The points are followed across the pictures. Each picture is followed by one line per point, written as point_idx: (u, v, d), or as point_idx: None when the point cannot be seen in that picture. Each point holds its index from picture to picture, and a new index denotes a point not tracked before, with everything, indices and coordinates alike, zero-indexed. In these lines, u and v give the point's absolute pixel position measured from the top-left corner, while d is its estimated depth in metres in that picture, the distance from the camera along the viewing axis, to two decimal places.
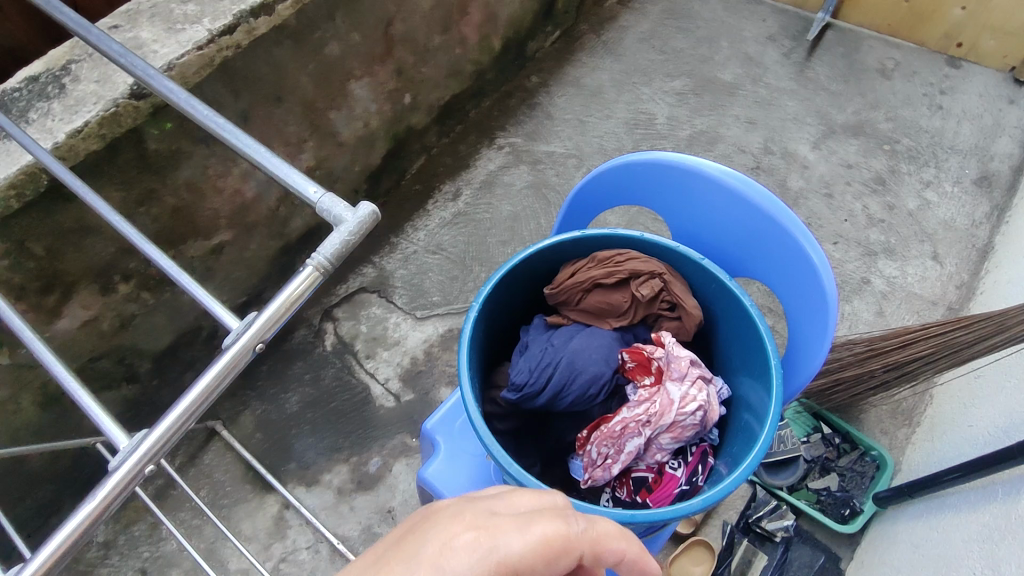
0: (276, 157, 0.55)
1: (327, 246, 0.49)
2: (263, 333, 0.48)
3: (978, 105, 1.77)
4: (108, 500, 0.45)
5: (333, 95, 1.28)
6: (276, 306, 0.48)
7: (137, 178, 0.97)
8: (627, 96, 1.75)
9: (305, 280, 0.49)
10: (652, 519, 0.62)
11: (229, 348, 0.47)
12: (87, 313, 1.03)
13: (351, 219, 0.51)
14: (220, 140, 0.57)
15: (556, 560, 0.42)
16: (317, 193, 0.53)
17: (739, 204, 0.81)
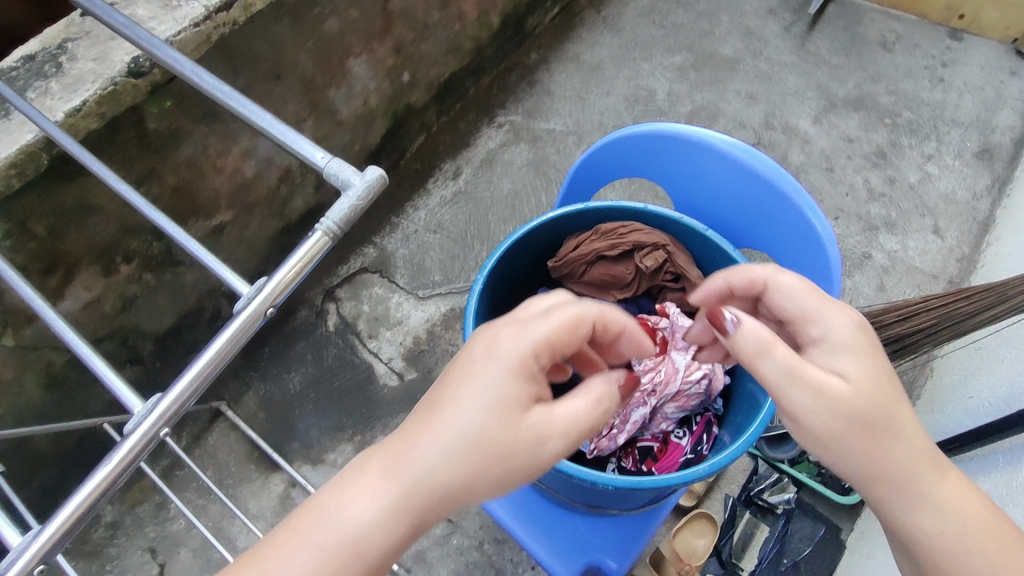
0: (284, 126, 0.55)
1: (335, 212, 0.49)
2: (273, 298, 0.48)
3: (979, 77, 1.75)
4: (124, 464, 0.46)
5: (332, 73, 1.27)
6: (286, 270, 0.48)
7: (137, 158, 0.96)
8: (626, 71, 1.74)
9: (315, 245, 0.49)
10: (660, 484, 0.63)
11: (240, 313, 0.47)
12: (89, 295, 1.03)
13: (360, 183, 0.51)
14: (227, 109, 0.57)
15: (578, 330, 0.56)
16: (324, 158, 0.53)
17: (743, 174, 0.81)
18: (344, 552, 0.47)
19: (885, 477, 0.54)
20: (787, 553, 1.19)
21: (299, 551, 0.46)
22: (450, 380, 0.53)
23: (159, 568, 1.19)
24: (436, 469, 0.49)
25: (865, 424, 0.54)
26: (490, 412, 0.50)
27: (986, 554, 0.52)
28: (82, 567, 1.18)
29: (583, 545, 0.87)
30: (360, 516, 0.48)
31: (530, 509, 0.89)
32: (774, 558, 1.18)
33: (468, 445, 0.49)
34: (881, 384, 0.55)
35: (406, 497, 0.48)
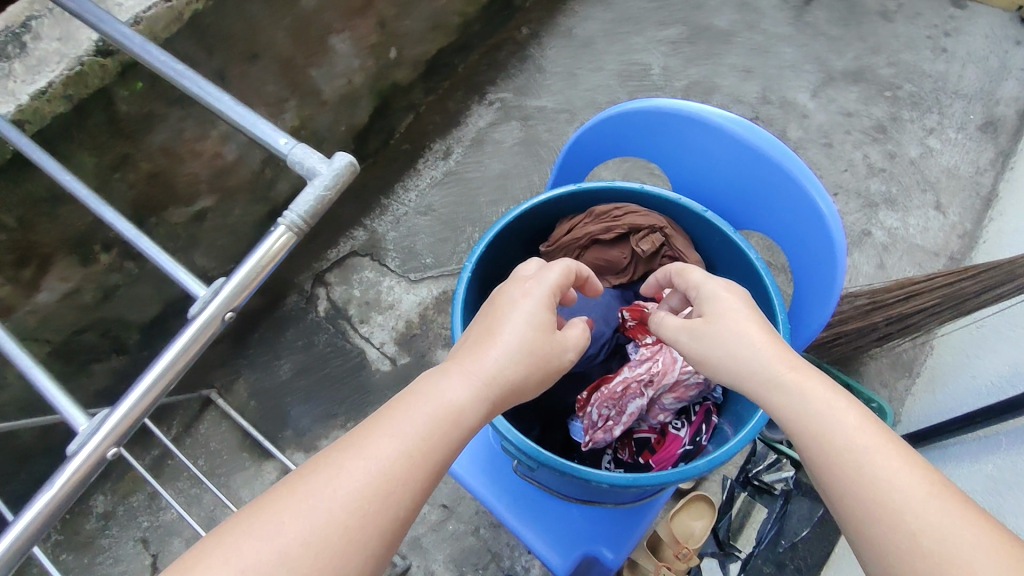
0: (247, 110, 0.52)
1: (299, 203, 0.46)
2: (232, 301, 0.45)
3: (982, 48, 1.70)
4: (73, 483, 0.44)
5: (312, 51, 1.22)
6: (243, 272, 0.46)
7: (108, 143, 0.92)
8: (619, 46, 1.69)
9: (278, 242, 0.46)
10: (657, 481, 0.61)
11: (195, 318, 0.45)
12: (67, 286, 0.99)
13: (327, 172, 0.47)
14: (183, 89, 0.54)
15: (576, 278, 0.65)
16: (287, 145, 0.50)
17: (743, 152, 0.77)
18: (445, 423, 0.51)
19: (735, 375, 0.55)
20: (786, 534, 1.19)
21: (407, 419, 0.50)
22: (498, 308, 0.60)
23: (152, 560, 1.18)
24: (507, 363, 0.55)
25: (718, 343, 0.56)
26: (537, 325, 0.58)
27: (827, 417, 0.49)
28: (74, 560, 1.17)
29: (576, 536, 0.86)
30: (454, 394, 0.52)
31: (523, 500, 0.87)
32: (773, 539, 1.18)
33: (524, 348, 0.57)
34: (730, 306, 0.58)
35: (489, 381, 0.54)
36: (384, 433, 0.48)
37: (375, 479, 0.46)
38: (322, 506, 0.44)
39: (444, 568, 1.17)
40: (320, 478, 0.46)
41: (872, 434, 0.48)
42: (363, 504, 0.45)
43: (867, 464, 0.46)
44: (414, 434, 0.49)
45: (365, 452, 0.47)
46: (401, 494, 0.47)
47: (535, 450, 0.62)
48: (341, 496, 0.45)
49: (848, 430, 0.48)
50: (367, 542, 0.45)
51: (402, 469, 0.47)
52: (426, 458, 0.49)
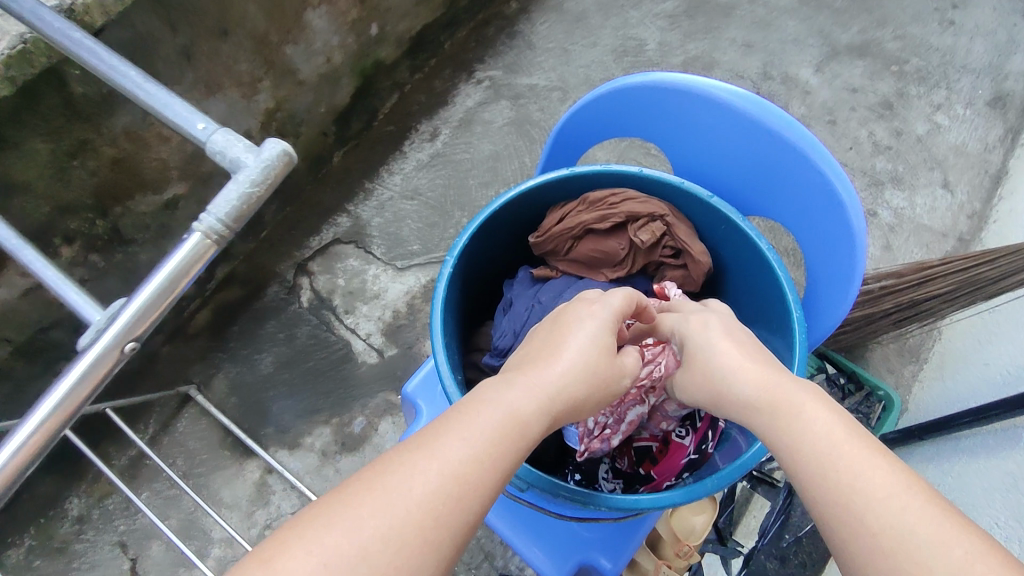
0: (166, 90, 0.48)
1: (220, 205, 0.43)
2: (132, 331, 0.43)
3: (991, 19, 1.63)
4: None
5: (287, 27, 1.15)
6: (142, 299, 0.43)
7: (64, 128, 0.85)
8: (614, 20, 1.61)
9: (195, 250, 0.43)
10: (657, 505, 0.58)
11: (88, 352, 0.42)
12: (27, 282, 0.93)
13: (255, 164, 0.44)
14: (95, 69, 0.50)
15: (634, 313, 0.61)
16: (206, 130, 0.46)
17: (751, 131, 0.71)
18: (518, 430, 0.45)
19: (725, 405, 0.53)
20: (790, 528, 1.14)
21: (476, 420, 0.45)
22: (562, 325, 0.56)
23: (131, 563, 1.14)
24: (571, 378, 0.50)
25: (709, 379, 0.55)
26: (602, 347, 0.54)
27: (803, 425, 0.46)
28: (48, 565, 1.12)
29: (573, 544, 0.81)
30: (523, 404, 0.47)
31: (517, 510, 0.83)
32: (776, 534, 1.13)
33: (589, 366, 0.52)
34: (713, 340, 0.56)
35: (558, 395, 0.49)
36: (450, 435, 0.43)
37: (447, 483, 0.41)
38: (396, 505, 0.39)
39: None
40: (397, 476, 0.41)
41: (853, 439, 0.44)
42: (437, 509, 0.40)
43: (837, 469, 0.43)
44: (485, 437, 0.44)
45: (433, 453, 0.42)
46: (474, 504, 0.41)
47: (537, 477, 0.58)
48: (411, 495, 0.40)
49: (823, 435, 0.45)
50: (442, 553, 0.39)
51: (473, 476, 0.42)
52: (497, 467, 0.43)
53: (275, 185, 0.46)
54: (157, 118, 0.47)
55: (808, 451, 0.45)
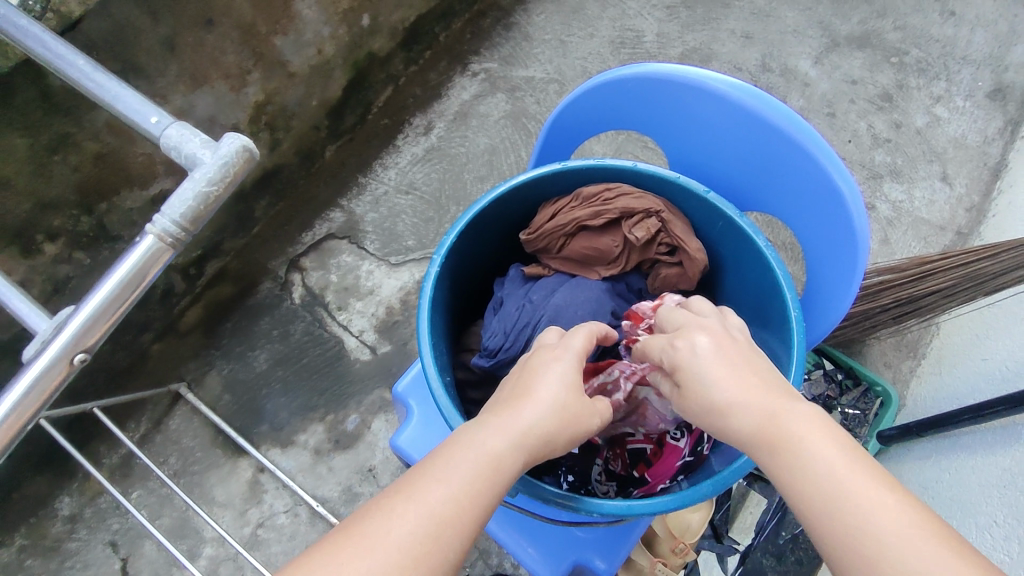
0: (124, 87, 0.50)
1: (172, 207, 0.44)
2: (84, 340, 0.44)
3: (994, 9, 1.61)
4: None
5: (276, 17, 1.13)
6: (91, 307, 0.44)
7: (42, 122, 0.83)
8: (611, 11, 1.58)
9: (150, 253, 0.45)
10: (654, 509, 0.57)
11: (37, 362, 0.43)
12: (10, 280, 0.91)
13: (211, 161, 0.46)
14: (52, 66, 0.51)
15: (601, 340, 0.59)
16: (162, 128, 0.48)
17: (750, 125, 0.70)
18: (496, 470, 0.46)
19: (728, 439, 0.50)
20: (786, 525, 1.12)
21: (455, 463, 0.45)
22: (535, 362, 0.54)
23: (122, 563, 1.12)
24: (545, 415, 0.49)
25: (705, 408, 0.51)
26: (573, 382, 0.52)
27: (816, 471, 0.45)
28: (41, 564, 1.11)
29: (567, 544, 0.80)
30: (495, 442, 0.47)
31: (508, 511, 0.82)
32: (773, 531, 1.12)
33: (561, 404, 0.50)
34: (704, 361, 0.52)
35: (534, 432, 0.48)
36: (428, 481, 0.44)
37: (425, 526, 0.42)
38: (376, 553, 0.40)
39: None
40: (376, 521, 0.42)
41: (880, 489, 0.43)
42: (415, 554, 0.41)
43: (859, 527, 0.42)
44: (464, 480, 0.45)
45: (409, 499, 0.43)
46: (452, 548, 0.42)
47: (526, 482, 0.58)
48: (390, 544, 0.41)
49: (840, 483, 0.44)
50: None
51: (450, 519, 0.43)
52: (473, 506, 0.44)
53: (234, 181, 0.47)
54: (118, 118, 0.49)
55: (819, 499, 0.44)
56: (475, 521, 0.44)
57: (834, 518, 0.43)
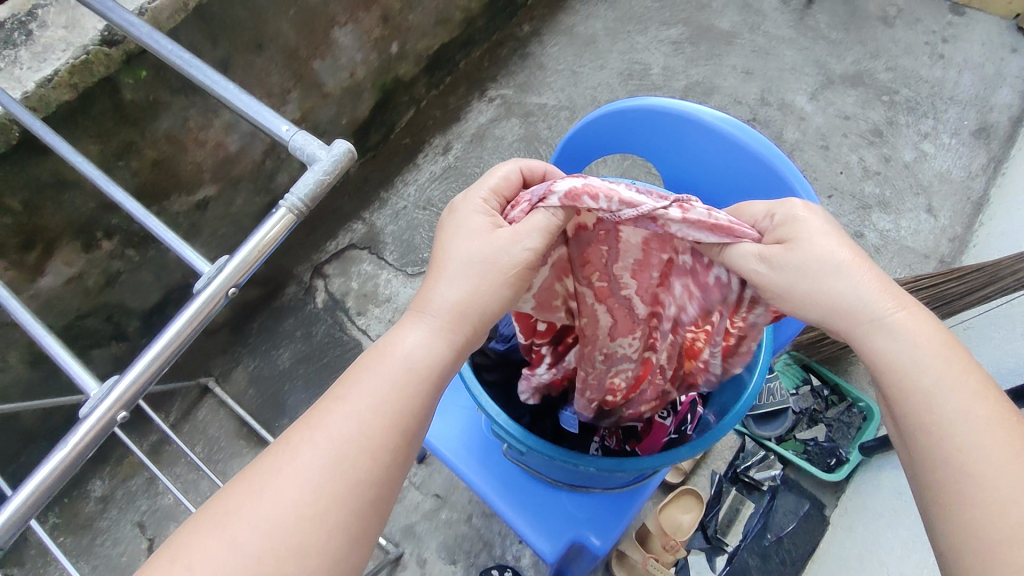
0: (249, 96, 0.55)
1: (301, 186, 0.49)
2: (236, 278, 0.48)
3: (979, 54, 1.73)
4: (79, 450, 0.45)
5: (317, 43, 1.24)
6: (247, 251, 0.48)
7: (113, 130, 0.94)
8: (621, 45, 1.70)
9: (279, 223, 0.49)
10: (640, 467, 0.65)
11: (201, 292, 0.47)
12: (70, 271, 1.01)
13: (326, 158, 0.51)
14: (185, 75, 0.57)
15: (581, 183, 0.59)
16: (289, 131, 0.53)
17: (733, 152, 0.80)
18: (405, 382, 0.52)
19: (828, 310, 0.54)
20: (771, 528, 1.22)
21: (365, 386, 0.51)
22: (459, 215, 0.60)
23: (148, 543, 1.19)
24: (454, 287, 0.55)
25: (805, 268, 0.54)
26: (475, 240, 0.56)
27: (930, 378, 0.50)
28: (73, 541, 1.18)
29: (566, 521, 0.89)
30: (418, 348, 0.53)
31: (516, 487, 0.91)
32: (759, 532, 1.22)
33: (472, 262, 0.55)
34: (821, 225, 0.56)
35: (450, 321, 0.55)
36: (327, 409, 0.51)
37: (330, 453, 0.48)
38: (285, 489, 0.47)
39: (436, 556, 1.19)
40: (278, 457, 0.49)
41: (994, 410, 0.49)
42: (322, 484, 0.47)
43: (958, 443, 0.48)
44: (365, 407, 0.50)
45: (316, 434, 0.49)
46: (364, 469, 0.48)
47: (538, 443, 0.67)
48: (298, 479, 0.47)
49: (954, 403, 0.49)
50: (332, 526, 0.46)
51: (357, 439, 0.49)
52: (383, 418, 0.50)
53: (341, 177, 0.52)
54: (246, 121, 0.54)
55: (925, 406, 0.49)
56: (384, 437, 0.50)
57: (938, 427, 0.49)
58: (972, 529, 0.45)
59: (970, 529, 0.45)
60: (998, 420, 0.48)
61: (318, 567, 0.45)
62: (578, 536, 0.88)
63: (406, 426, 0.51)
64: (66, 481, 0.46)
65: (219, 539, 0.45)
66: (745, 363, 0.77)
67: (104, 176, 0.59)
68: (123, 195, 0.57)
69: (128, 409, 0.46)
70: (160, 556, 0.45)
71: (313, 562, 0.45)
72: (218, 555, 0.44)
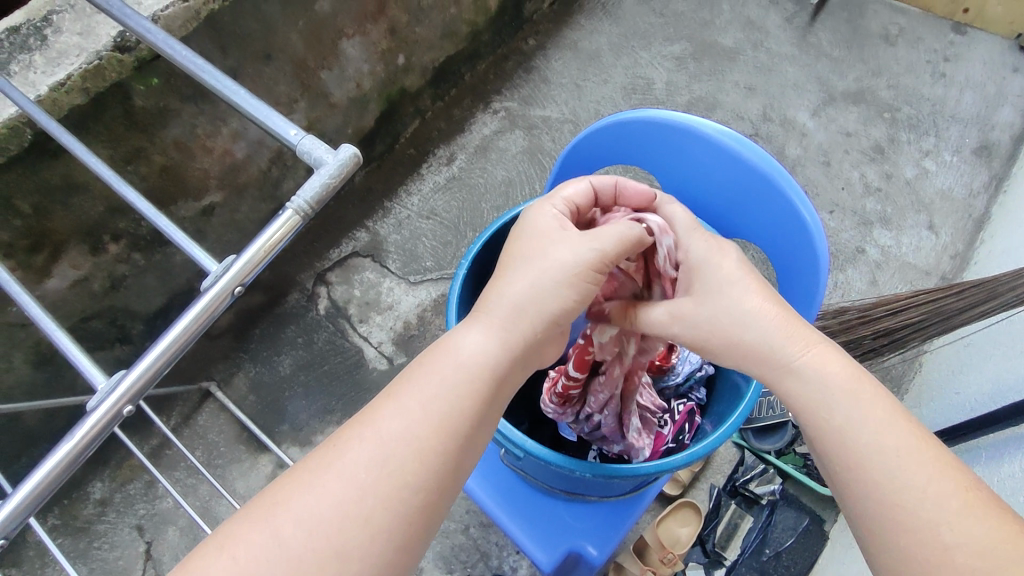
0: (259, 101, 0.56)
1: (307, 189, 0.50)
2: (242, 277, 0.49)
3: (980, 73, 1.74)
4: (85, 442, 0.46)
5: (325, 54, 1.26)
6: (254, 249, 0.49)
7: (123, 136, 0.95)
8: (625, 60, 1.72)
9: (286, 224, 0.50)
10: (635, 472, 0.66)
11: (208, 291, 0.48)
12: (77, 273, 1.02)
13: (332, 162, 0.52)
14: (197, 80, 0.58)
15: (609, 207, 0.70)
16: (297, 136, 0.54)
17: (731, 161, 0.81)
18: (460, 385, 0.53)
19: (745, 355, 0.58)
20: (770, 543, 1.21)
21: (417, 389, 0.53)
22: (534, 222, 0.64)
23: (146, 547, 1.20)
24: (517, 287, 0.58)
25: (713, 320, 0.60)
26: (545, 241, 0.61)
27: (841, 414, 0.54)
28: (70, 544, 1.18)
29: (563, 531, 0.90)
30: (479, 350, 0.55)
31: (514, 496, 0.91)
32: (757, 548, 1.20)
33: (531, 261, 0.59)
34: (725, 270, 0.61)
35: (512, 326, 0.56)
36: (384, 407, 0.52)
37: (374, 453, 0.49)
38: (329, 488, 0.48)
39: (433, 565, 1.19)
40: (326, 453, 0.50)
41: (918, 439, 0.52)
42: (365, 485, 0.48)
43: (883, 472, 0.51)
44: (415, 410, 0.51)
45: (363, 433, 0.50)
46: (410, 471, 0.49)
47: (536, 448, 0.68)
48: (342, 479, 0.48)
49: (872, 434, 0.52)
50: (377, 529, 0.47)
51: (403, 440, 0.50)
52: (433, 419, 0.51)
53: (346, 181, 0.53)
54: (255, 126, 0.56)
55: (847, 441, 0.53)
56: (434, 441, 0.50)
57: (861, 462, 0.52)
58: (911, 560, 0.48)
59: (905, 559, 0.48)
60: (917, 444, 0.52)
61: (358, 571, 0.46)
62: (575, 545, 0.89)
63: (459, 431, 0.52)
64: (73, 472, 0.47)
65: (259, 530, 0.46)
66: (741, 375, 0.79)
67: (116, 175, 0.61)
68: (134, 195, 0.59)
69: (134, 403, 0.47)
70: (211, 540, 0.47)
71: (356, 567, 0.46)
72: (264, 550, 0.45)
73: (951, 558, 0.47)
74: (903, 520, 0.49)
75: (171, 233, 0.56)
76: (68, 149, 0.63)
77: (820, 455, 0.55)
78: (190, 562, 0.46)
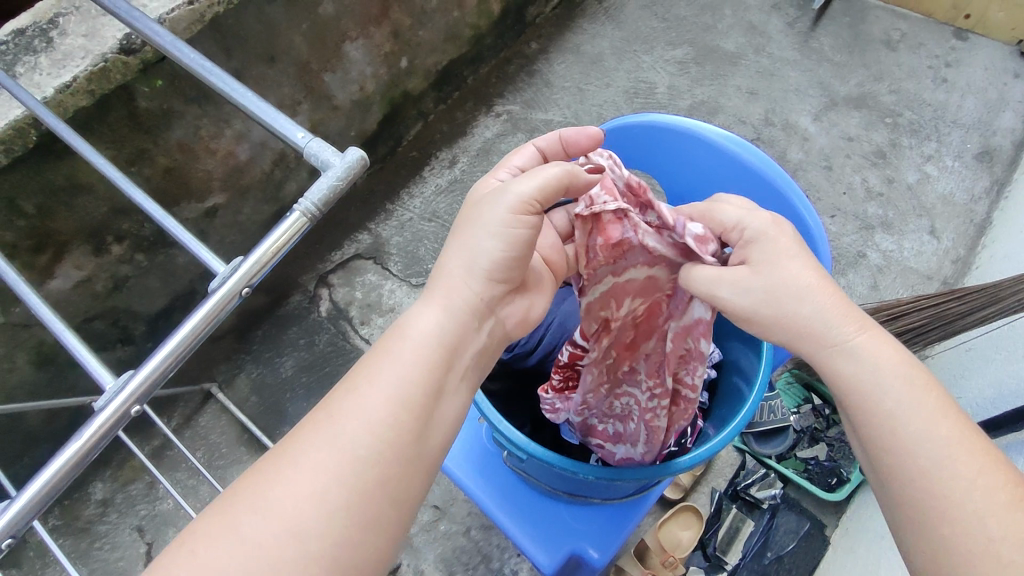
0: (267, 104, 0.57)
1: (315, 191, 0.50)
2: (249, 278, 0.49)
3: (982, 79, 1.74)
4: (93, 442, 0.46)
5: (328, 57, 1.27)
6: (262, 251, 0.49)
7: (127, 137, 0.96)
8: (627, 64, 1.73)
9: (293, 226, 0.51)
10: (638, 475, 0.66)
11: (215, 291, 0.48)
12: (80, 274, 1.02)
13: (339, 165, 0.52)
14: (205, 82, 0.59)
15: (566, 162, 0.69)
16: (304, 138, 0.54)
17: (734, 168, 0.81)
18: (410, 356, 0.55)
19: (795, 330, 0.58)
20: (772, 547, 1.20)
21: (370, 368, 0.54)
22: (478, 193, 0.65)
23: (146, 548, 1.20)
24: (455, 256, 0.59)
25: (769, 289, 0.59)
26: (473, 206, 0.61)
27: (893, 400, 0.54)
28: (71, 544, 1.18)
29: (564, 534, 0.90)
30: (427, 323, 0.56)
31: (515, 499, 0.91)
32: (758, 552, 1.19)
33: (462, 228, 0.61)
34: (780, 244, 0.60)
35: (460, 295, 0.58)
36: (344, 391, 0.53)
37: (335, 434, 0.50)
38: (288, 473, 0.49)
39: (434, 568, 1.18)
40: (288, 439, 0.51)
41: (963, 430, 0.53)
42: (325, 466, 0.49)
43: (933, 461, 0.51)
44: (373, 390, 0.52)
45: (321, 416, 0.52)
46: (364, 445, 0.50)
47: (538, 451, 0.68)
48: (298, 463, 0.49)
49: (923, 423, 0.52)
50: (337, 509, 0.48)
51: (360, 416, 0.51)
52: (385, 396, 0.52)
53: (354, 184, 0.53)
54: (264, 129, 0.56)
55: (889, 428, 0.53)
56: (389, 416, 0.51)
57: (904, 449, 0.52)
58: (949, 552, 0.48)
59: (945, 550, 0.48)
60: (959, 436, 0.52)
61: (318, 551, 0.46)
62: (576, 548, 0.89)
63: (411, 402, 0.52)
64: (79, 474, 0.47)
65: (222, 522, 0.47)
66: (744, 381, 0.79)
67: (124, 176, 0.61)
68: (142, 196, 0.59)
69: (141, 403, 0.47)
70: (174, 547, 0.47)
71: (315, 548, 0.46)
72: (225, 542, 0.46)
73: (996, 551, 0.46)
74: (946, 511, 0.49)
75: (180, 234, 0.56)
76: (77, 151, 0.63)
77: (865, 438, 0.55)
78: (161, 561, 0.46)
